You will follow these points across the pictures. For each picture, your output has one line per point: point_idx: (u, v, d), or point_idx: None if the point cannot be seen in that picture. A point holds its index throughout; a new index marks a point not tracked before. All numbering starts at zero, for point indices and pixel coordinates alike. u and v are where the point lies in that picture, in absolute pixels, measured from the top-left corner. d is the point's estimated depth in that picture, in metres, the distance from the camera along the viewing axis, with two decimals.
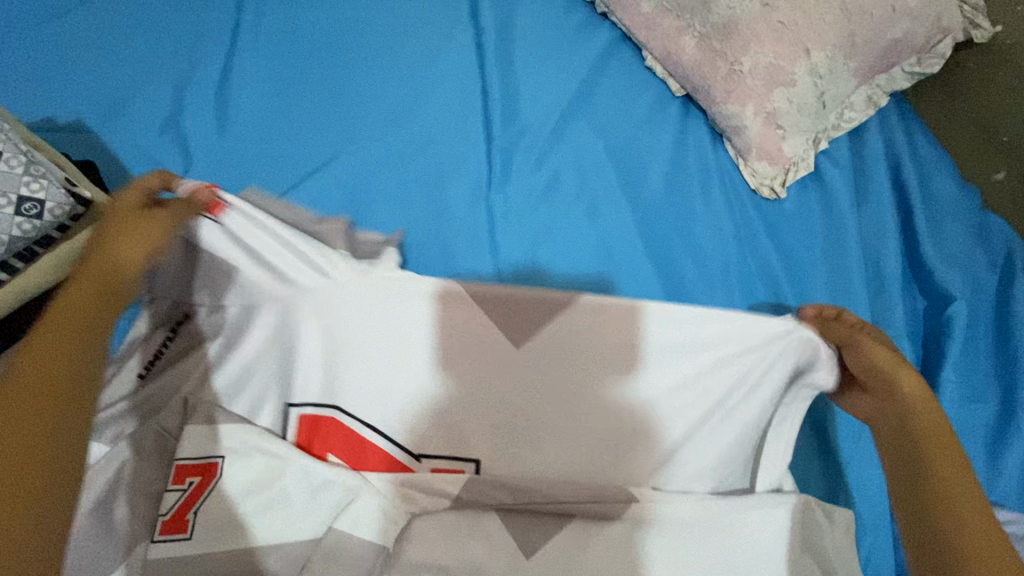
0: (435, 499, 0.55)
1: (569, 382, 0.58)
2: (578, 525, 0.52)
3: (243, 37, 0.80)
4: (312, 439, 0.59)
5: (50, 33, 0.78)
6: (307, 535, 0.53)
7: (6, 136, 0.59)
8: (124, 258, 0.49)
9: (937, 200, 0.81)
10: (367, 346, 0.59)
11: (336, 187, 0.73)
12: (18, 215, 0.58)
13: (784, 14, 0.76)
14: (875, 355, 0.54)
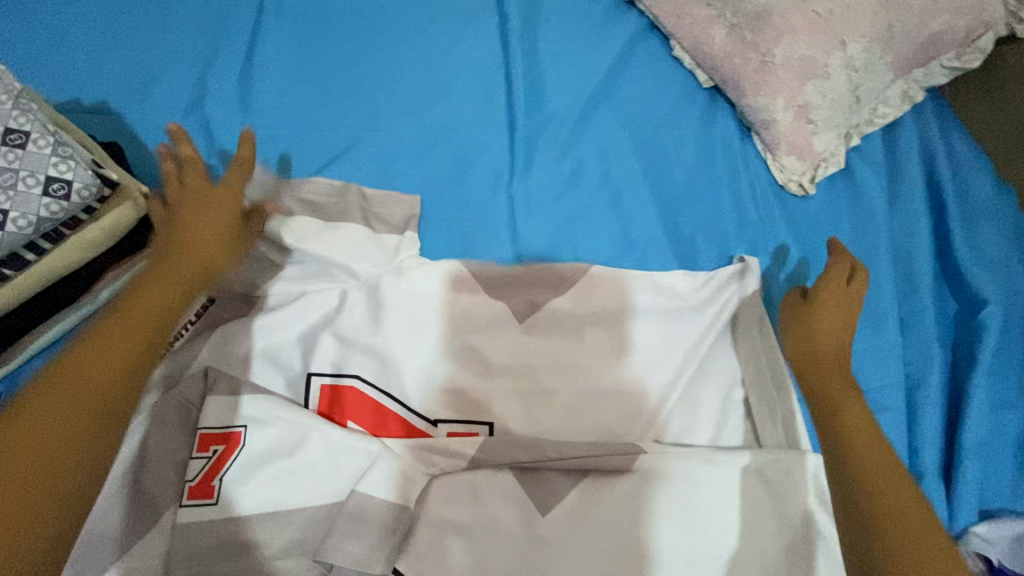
0: (455, 460, 0.55)
1: (580, 364, 0.62)
2: (585, 494, 0.55)
3: (268, 21, 0.79)
4: (333, 407, 0.59)
5: (77, 16, 0.78)
6: (331, 498, 0.53)
7: (34, 117, 0.58)
8: (203, 235, 0.57)
9: (972, 200, 0.79)
10: (397, 325, 0.62)
11: (360, 173, 0.72)
12: (46, 195, 0.57)
13: (820, 4, 0.75)
14: (829, 321, 0.62)
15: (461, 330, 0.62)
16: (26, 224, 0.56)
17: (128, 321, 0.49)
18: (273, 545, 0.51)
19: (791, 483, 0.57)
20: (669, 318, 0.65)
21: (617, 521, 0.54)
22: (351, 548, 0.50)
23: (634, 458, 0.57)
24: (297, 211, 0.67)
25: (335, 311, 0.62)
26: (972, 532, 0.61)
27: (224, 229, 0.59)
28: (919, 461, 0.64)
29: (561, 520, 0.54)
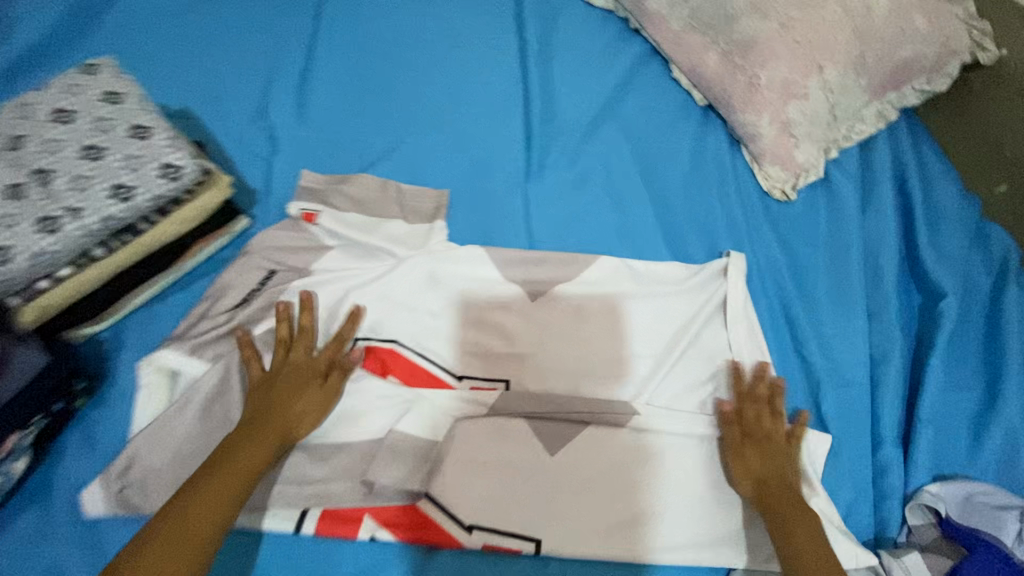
0: (478, 406, 0.67)
1: (584, 335, 0.73)
2: (587, 438, 0.65)
3: (321, 42, 0.92)
4: (376, 364, 0.69)
5: (149, 31, 0.89)
6: (373, 434, 0.64)
7: (151, 110, 0.61)
8: (297, 409, 0.62)
9: (939, 206, 0.88)
10: (426, 296, 0.73)
11: (397, 172, 0.84)
12: (161, 177, 0.59)
13: (800, 33, 0.85)
14: (758, 460, 0.65)
15: (482, 304, 0.73)
16: (146, 201, 0.58)
17: (225, 483, 0.55)
18: (326, 471, 0.63)
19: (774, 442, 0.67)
20: (667, 300, 0.76)
21: (612, 462, 0.65)
22: (393, 472, 0.61)
23: (628, 417, 0.68)
24: (345, 201, 0.78)
25: (374, 280, 0.72)
26: (924, 490, 0.68)
27: (309, 406, 0.63)
28: (880, 430, 0.73)
29: (564, 461, 0.64)
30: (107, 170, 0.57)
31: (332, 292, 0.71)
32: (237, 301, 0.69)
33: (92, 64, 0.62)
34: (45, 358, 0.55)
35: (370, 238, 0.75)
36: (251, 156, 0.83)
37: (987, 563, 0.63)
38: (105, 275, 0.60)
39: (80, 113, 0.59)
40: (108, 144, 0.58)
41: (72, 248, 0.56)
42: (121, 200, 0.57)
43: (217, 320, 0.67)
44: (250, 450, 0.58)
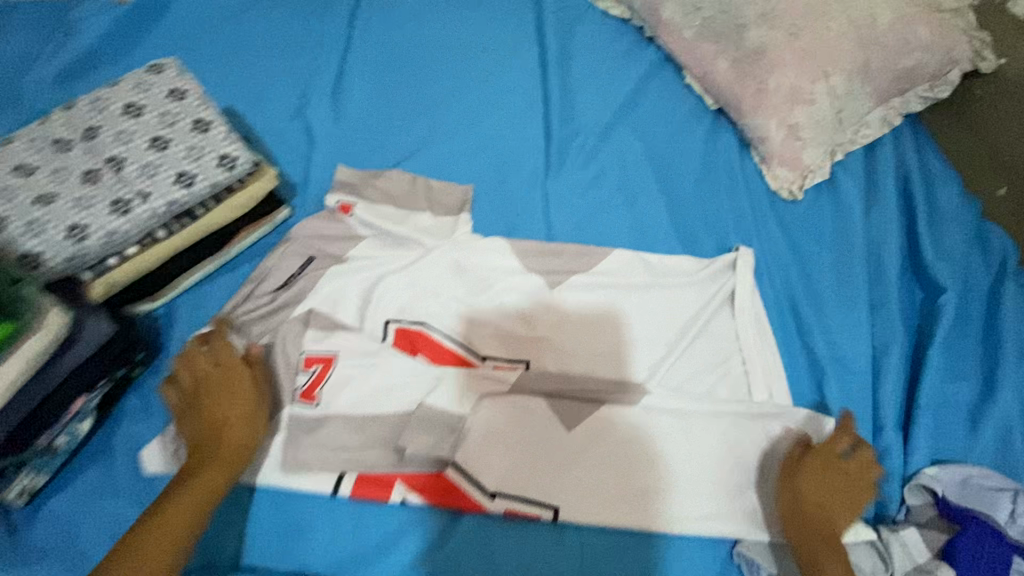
0: (498, 384, 0.72)
1: (600, 320, 0.77)
2: (603, 413, 0.70)
3: (355, 47, 0.98)
4: (406, 344, 0.73)
5: (197, 35, 0.95)
6: (403, 408, 0.69)
7: (209, 105, 0.68)
8: (234, 421, 0.63)
9: (940, 208, 0.92)
10: (452, 283, 0.77)
11: (424, 169, 0.90)
12: (220, 166, 0.66)
13: (807, 42, 0.90)
14: (814, 484, 0.67)
15: (504, 291, 0.78)
16: (205, 186, 0.65)
17: (181, 507, 0.58)
18: (359, 439, 0.68)
19: (777, 421, 0.72)
20: (678, 289, 0.80)
21: (626, 436, 0.70)
22: (423, 437, 0.67)
23: (639, 395, 0.72)
24: (378, 195, 0.84)
25: (407, 267, 0.77)
26: (923, 472, 0.72)
27: (248, 411, 0.64)
28: (881, 416, 0.76)
29: (581, 434, 0.69)
30: (172, 159, 0.64)
31: (365, 278, 0.75)
32: (280, 282, 0.74)
33: (157, 63, 0.70)
34: (111, 326, 0.60)
35: (400, 228, 0.80)
36: (290, 152, 0.89)
37: (976, 541, 0.66)
38: (163, 256, 0.66)
39: (147, 107, 0.66)
40: (173, 136, 0.65)
41: (142, 228, 0.63)
42: (184, 186, 0.64)
43: (261, 300, 0.73)
44: (200, 476, 0.60)
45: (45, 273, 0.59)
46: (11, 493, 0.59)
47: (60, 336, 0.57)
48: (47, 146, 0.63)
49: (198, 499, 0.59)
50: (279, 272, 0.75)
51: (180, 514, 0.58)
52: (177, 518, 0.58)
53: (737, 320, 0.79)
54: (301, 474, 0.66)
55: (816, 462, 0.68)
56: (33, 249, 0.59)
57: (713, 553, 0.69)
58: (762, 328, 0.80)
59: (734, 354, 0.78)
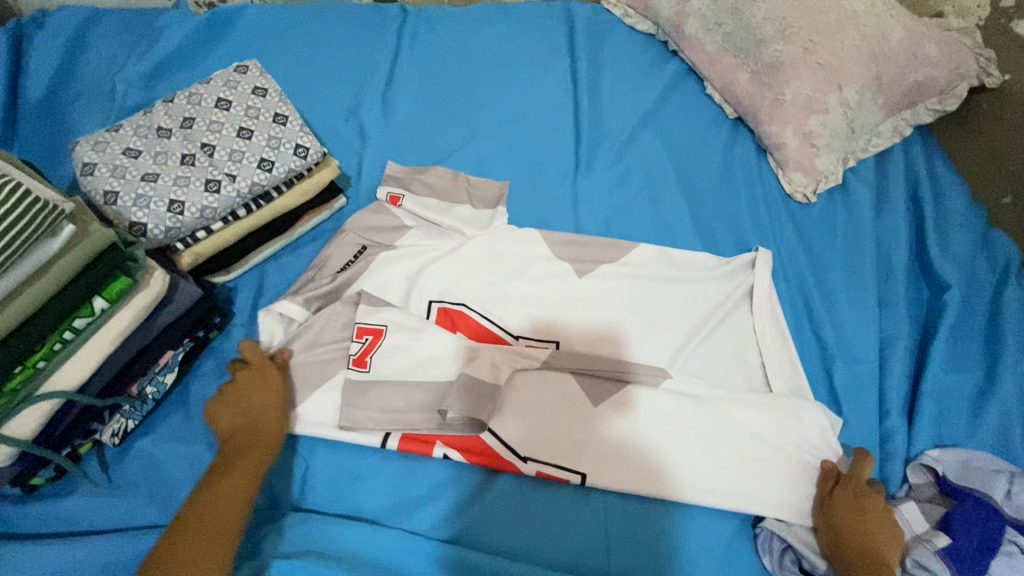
0: (530, 360, 0.78)
1: (626, 305, 0.84)
2: (627, 390, 0.76)
3: (403, 55, 1.08)
4: (448, 321, 0.81)
5: (263, 43, 1.06)
6: (444, 376, 0.76)
7: (287, 102, 0.77)
8: (268, 409, 0.71)
9: (949, 212, 0.97)
10: (491, 268, 0.85)
11: (465, 166, 0.98)
12: (296, 155, 0.75)
13: (822, 57, 0.97)
14: (846, 511, 0.70)
15: (537, 278, 0.85)
16: (283, 172, 0.74)
17: (232, 484, 0.64)
18: (406, 403, 0.74)
19: (799, 407, 0.76)
20: (697, 282, 0.87)
21: (651, 419, 0.75)
22: (464, 403, 0.73)
23: (662, 378, 0.78)
24: (422, 188, 0.93)
25: (449, 252, 0.85)
26: (926, 454, 0.77)
27: (280, 400, 0.72)
28: (886, 401, 0.82)
29: (607, 409, 0.75)
30: (255, 147, 0.74)
31: (412, 263, 0.83)
32: (340, 266, 0.82)
33: (241, 65, 0.80)
34: (200, 290, 0.71)
35: (443, 220, 0.88)
36: (346, 148, 0.98)
37: (973, 514, 0.70)
38: (242, 232, 0.76)
39: (234, 102, 0.76)
40: (256, 127, 0.75)
41: (227, 207, 0.72)
42: (265, 171, 0.73)
43: (324, 281, 0.81)
44: (245, 460, 0.66)
45: (148, 241, 0.69)
46: (106, 433, 0.69)
47: (160, 293, 0.67)
48: (150, 132, 0.73)
49: (246, 474, 0.65)
50: (337, 256, 0.83)
51: (234, 488, 0.64)
52: (230, 493, 0.63)
53: (751, 315, 0.85)
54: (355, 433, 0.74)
55: (845, 488, 0.72)
56: (140, 219, 0.68)
57: (726, 522, 0.74)
58: (774, 322, 0.85)
59: (749, 342, 0.84)
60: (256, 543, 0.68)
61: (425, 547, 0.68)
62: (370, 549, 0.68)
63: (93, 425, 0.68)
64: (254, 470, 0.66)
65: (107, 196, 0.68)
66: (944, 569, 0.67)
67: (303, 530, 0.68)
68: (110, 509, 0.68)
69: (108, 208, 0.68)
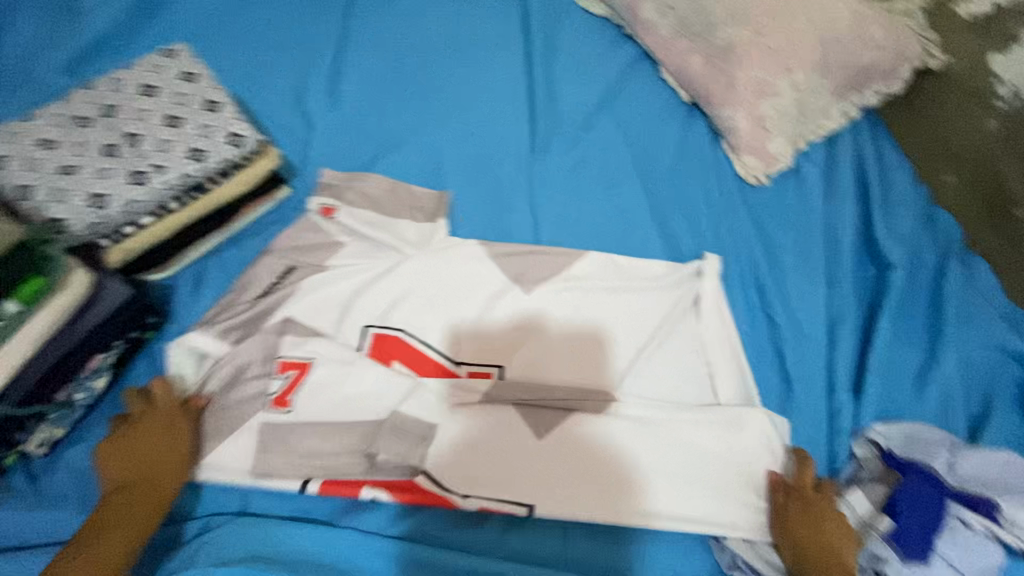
0: (470, 394, 0.74)
1: (576, 333, 0.78)
2: (578, 417, 0.73)
3: (351, 40, 1.04)
4: (382, 351, 0.75)
5: (203, 28, 1.01)
6: (376, 414, 0.71)
7: (221, 90, 0.77)
8: (167, 459, 0.67)
9: (894, 194, 1.00)
10: (432, 286, 0.78)
11: (417, 154, 0.95)
12: (229, 143, 0.75)
13: (772, 40, 0.98)
14: (800, 524, 0.69)
15: (483, 290, 0.80)
16: (216, 163, 0.74)
17: (110, 546, 0.61)
18: (355, 404, 0.72)
19: (752, 418, 0.75)
20: (652, 288, 0.83)
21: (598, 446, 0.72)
22: (395, 446, 0.70)
23: (608, 404, 0.75)
24: (358, 197, 0.88)
25: (385, 274, 0.78)
26: (873, 429, 0.80)
27: (185, 451, 0.68)
28: (835, 379, 0.84)
29: (555, 441, 0.72)
30: (185, 137, 0.74)
31: (344, 288, 0.77)
32: (268, 285, 0.78)
33: (171, 50, 0.80)
34: (128, 291, 0.69)
35: (378, 241, 0.82)
36: (294, 139, 0.95)
37: (916, 490, 0.71)
38: (174, 227, 0.75)
39: (162, 90, 0.76)
40: (186, 115, 0.75)
41: (156, 200, 0.72)
42: (197, 161, 0.73)
43: (242, 309, 0.76)
44: (128, 518, 0.63)
45: (69, 238, 0.69)
46: (32, 443, 0.67)
47: (82, 295, 0.65)
48: (70, 123, 0.73)
49: (127, 537, 0.62)
50: (274, 260, 0.79)
51: (108, 553, 0.61)
52: (102, 558, 0.60)
53: (702, 328, 0.82)
54: (286, 458, 0.69)
55: (797, 501, 0.71)
56: (59, 215, 0.68)
57: None
58: (724, 334, 0.82)
59: (700, 356, 0.81)
60: (194, 551, 0.66)
61: (378, 545, 0.67)
62: (319, 552, 0.66)
63: (15, 438, 0.65)
64: (136, 531, 0.63)
65: (23, 189, 0.69)
66: (892, 553, 0.69)
67: (249, 531, 0.67)
68: (32, 525, 0.65)
69: (25, 203, 0.68)
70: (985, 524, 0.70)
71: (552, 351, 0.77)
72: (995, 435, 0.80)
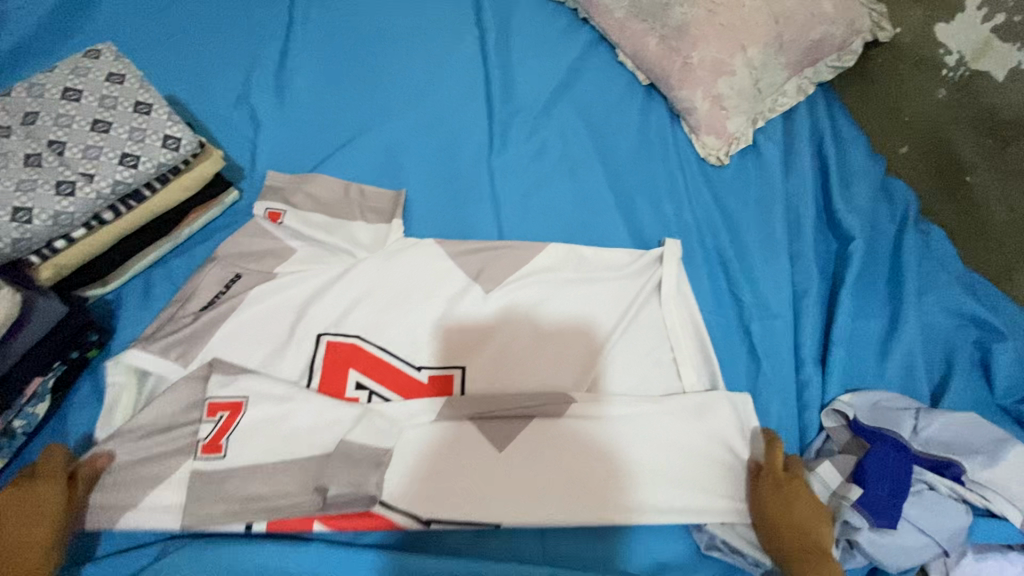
0: (421, 415, 0.71)
1: (538, 331, 0.78)
2: (538, 424, 0.72)
3: (295, 34, 1.00)
4: (336, 360, 0.74)
5: (140, 28, 0.97)
6: (321, 448, 0.68)
7: (151, 90, 0.74)
8: (35, 539, 0.61)
9: (851, 166, 1.00)
10: (392, 288, 0.78)
11: (371, 150, 0.93)
12: (164, 147, 0.71)
13: (724, 18, 0.98)
14: (774, 502, 0.70)
15: (444, 289, 0.79)
16: (152, 169, 0.71)
17: None
18: (315, 415, 0.69)
19: (722, 400, 0.76)
20: (615, 275, 0.83)
21: (564, 449, 0.71)
22: (343, 480, 0.66)
23: (562, 408, 0.73)
24: (306, 199, 0.84)
25: (339, 279, 0.77)
26: (838, 399, 0.81)
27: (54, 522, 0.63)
28: (801, 352, 0.85)
29: (518, 451, 0.70)
30: (116, 141, 0.70)
31: (299, 294, 0.76)
32: (214, 294, 0.76)
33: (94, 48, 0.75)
34: (63, 308, 0.67)
35: (327, 247, 0.80)
36: (242, 140, 0.92)
37: (883, 458, 0.72)
38: (114, 238, 0.73)
39: (86, 91, 0.72)
40: (115, 118, 0.71)
41: (87, 210, 0.68)
42: (128, 167, 0.70)
43: (186, 322, 0.73)
44: None
45: None
46: None
47: (13, 314, 0.62)
48: None
49: None
50: (222, 273, 0.77)
51: None
52: None
53: (664, 312, 0.82)
54: (246, 473, 0.66)
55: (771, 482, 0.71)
56: None
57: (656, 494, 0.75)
58: (687, 319, 0.82)
59: (667, 342, 0.81)
60: None
61: (348, 554, 0.65)
62: (287, 564, 0.64)
63: None
64: None
65: None
66: (863, 521, 0.70)
67: (199, 562, 0.64)
68: None
69: None
70: (948, 484, 0.72)
71: (527, 343, 0.78)
72: (954, 398, 0.82)
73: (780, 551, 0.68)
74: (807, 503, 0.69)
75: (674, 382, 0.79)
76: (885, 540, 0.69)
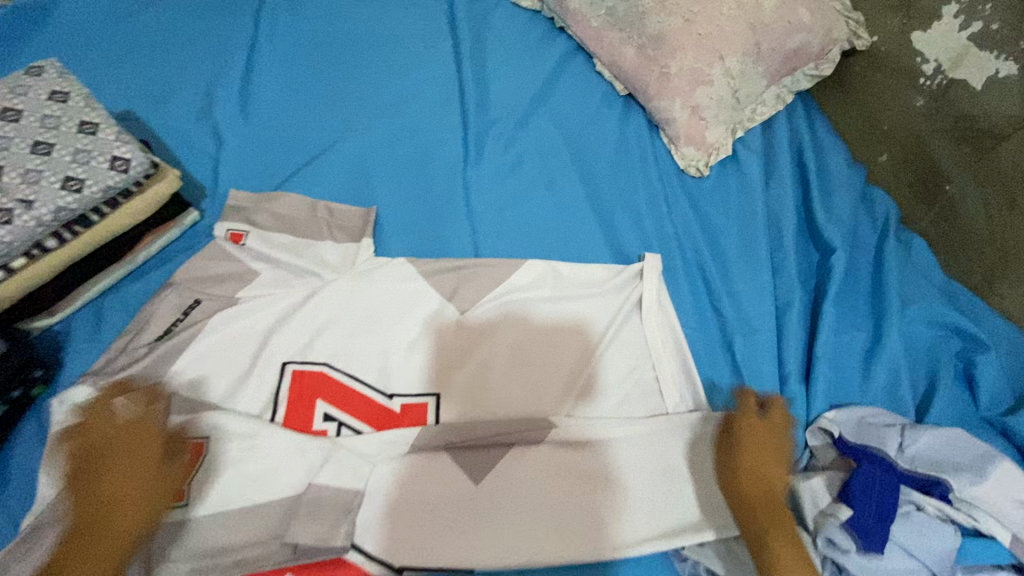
0: (396, 446, 0.68)
1: (514, 353, 0.76)
2: (513, 453, 0.69)
3: (262, 45, 0.96)
4: (302, 390, 0.71)
5: (97, 41, 0.93)
6: (287, 492, 0.64)
7: (100, 113, 0.71)
8: (140, 480, 0.60)
9: (831, 176, 0.99)
10: (361, 312, 0.75)
11: (340, 166, 0.89)
12: (111, 169, 0.69)
13: (702, 27, 0.96)
14: (742, 447, 0.69)
15: (416, 313, 0.76)
16: (99, 194, 0.68)
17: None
18: (277, 452, 0.65)
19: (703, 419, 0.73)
20: (594, 291, 0.81)
21: (540, 479, 0.68)
22: (314, 528, 0.61)
23: (545, 431, 0.70)
24: (269, 219, 0.81)
25: (304, 304, 0.74)
26: (824, 416, 0.79)
27: (155, 488, 0.61)
28: (786, 368, 0.83)
29: (494, 483, 0.67)
30: (60, 165, 0.67)
31: (263, 320, 0.73)
32: (170, 322, 0.72)
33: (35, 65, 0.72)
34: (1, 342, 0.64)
35: (293, 272, 0.77)
36: (204, 157, 0.88)
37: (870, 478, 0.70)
38: (58, 267, 0.69)
39: (26, 113, 0.69)
40: (58, 141, 0.68)
41: (26, 239, 0.65)
42: (72, 191, 0.67)
43: (140, 353, 0.70)
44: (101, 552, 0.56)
45: None
46: None
47: None
48: None
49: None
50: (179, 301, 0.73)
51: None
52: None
53: (642, 330, 0.79)
54: (204, 514, 0.62)
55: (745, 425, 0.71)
56: None
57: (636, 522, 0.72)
58: (666, 337, 0.80)
59: (648, 362, 0.78)
60: None
61: None
62: None
63: None
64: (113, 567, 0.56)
65: None
66: (849, 542, 0.67)
67: None
68: None
69: None
70: (936, 506, 0.70)
71: (504, 365, 0.75)
72: (939, 413, 0.81)
73: (745, 509, 0.65)
74: (776, 459, 0.68)
75: (655, 403, 0.76)
76: (874, 566, 0.67)
